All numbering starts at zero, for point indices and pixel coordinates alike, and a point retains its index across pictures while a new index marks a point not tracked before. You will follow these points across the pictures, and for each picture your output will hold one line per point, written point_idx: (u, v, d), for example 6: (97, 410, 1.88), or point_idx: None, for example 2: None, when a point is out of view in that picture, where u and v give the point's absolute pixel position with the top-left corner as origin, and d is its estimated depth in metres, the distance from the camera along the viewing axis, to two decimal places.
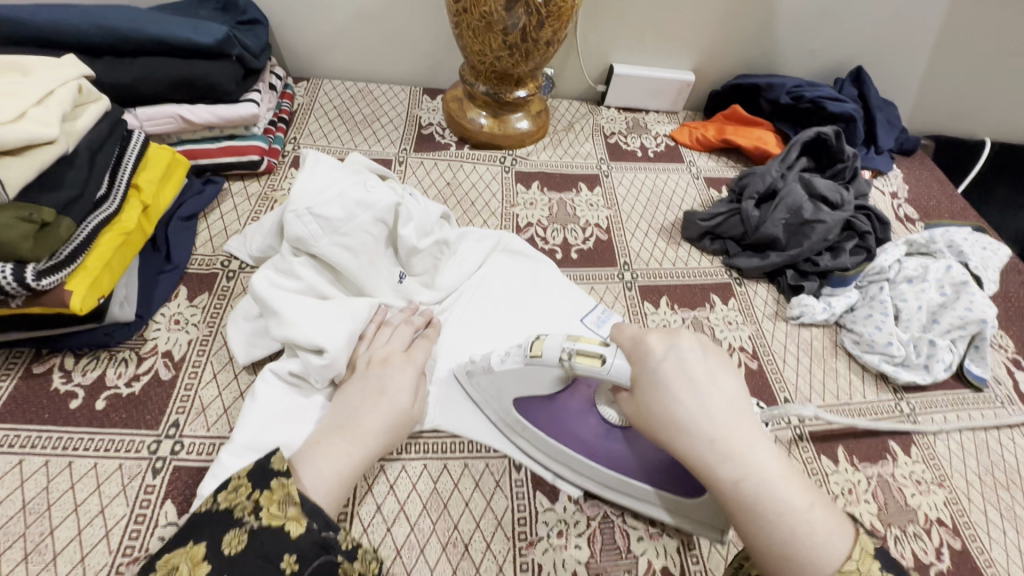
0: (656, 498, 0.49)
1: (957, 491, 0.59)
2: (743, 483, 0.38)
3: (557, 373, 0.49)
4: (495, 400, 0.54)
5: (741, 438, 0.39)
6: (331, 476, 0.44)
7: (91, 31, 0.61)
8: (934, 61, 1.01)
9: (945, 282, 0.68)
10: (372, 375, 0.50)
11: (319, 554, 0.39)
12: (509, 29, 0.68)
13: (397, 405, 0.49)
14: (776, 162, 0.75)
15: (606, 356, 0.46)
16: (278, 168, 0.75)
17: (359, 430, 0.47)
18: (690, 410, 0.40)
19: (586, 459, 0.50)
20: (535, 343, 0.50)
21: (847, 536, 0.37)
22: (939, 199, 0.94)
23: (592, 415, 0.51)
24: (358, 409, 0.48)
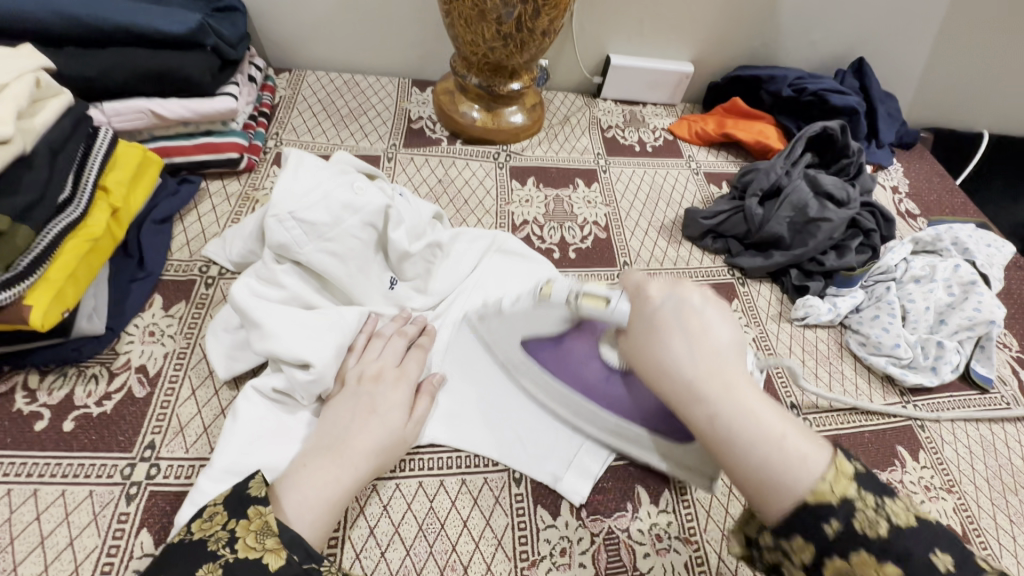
0: (645, 441, 0.51)
1: (966, 498, 0.57)
2: (717, 420, 0.37)
3: (564, 314, 0.51)
4: (502, 342, 0.55)
5: (722, 378, 0.38)
6: (316, 499, 0.41)
7: (50, 20, 0.57)
8: (936, 53, 0.99)
9: (953, 282, 0.66)
10: (364, 391, 0.47)
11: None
12: (503, 18, 0.64)
13: (389, 423, 0.46)
14: (780, 158, 0.73)
15: (610, 298, 0.48)
16: (259, 166, 0.71)
17: (348, 450, 0.44)
18: (676, 351, 0.40)
19: (586, 399, 0.52)
20: (545, 284, 0.53)
21: (824, 458, 0.34)
22: (940, 193, 0.92)
23: (595, 358, 0.52)
24: (348, 427, 0.45)
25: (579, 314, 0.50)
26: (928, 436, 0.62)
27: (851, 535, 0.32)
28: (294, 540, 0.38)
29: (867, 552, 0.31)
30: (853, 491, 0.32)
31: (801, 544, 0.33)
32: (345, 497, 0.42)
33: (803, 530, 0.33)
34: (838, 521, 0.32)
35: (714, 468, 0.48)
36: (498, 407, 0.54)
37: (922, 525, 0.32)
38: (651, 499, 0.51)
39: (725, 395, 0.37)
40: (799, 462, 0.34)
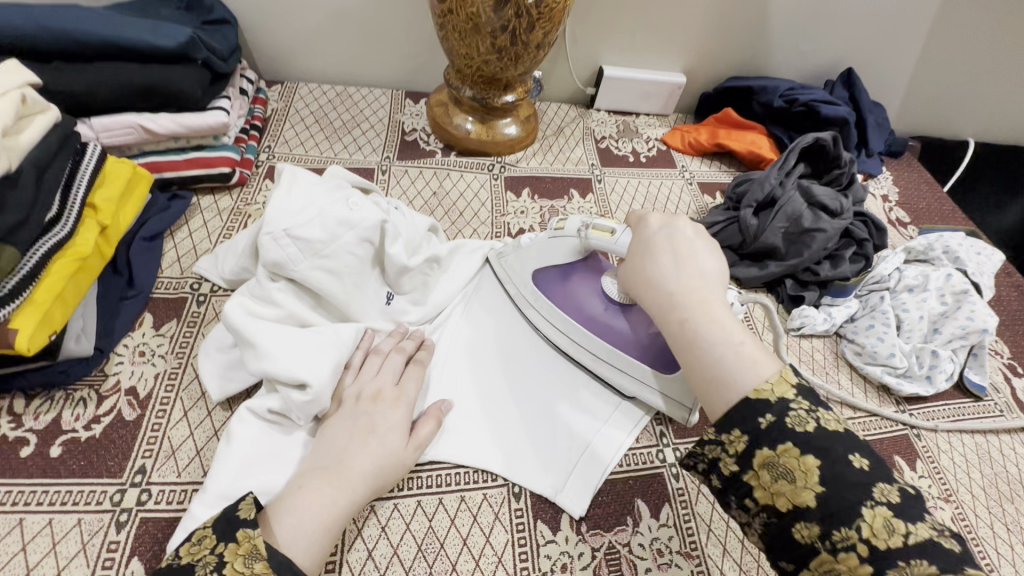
0: (628, 371, 0.55)
1: (964, 507, 0.58)
2: (688, 324, 0.43)
3: (575, 245, 0.57)
4: (517, 274, 0.62)
5: (699, 292, 0.44)
6: (312, 523, 0.40)
7: (37, 34, 0.55)
8: (922, 63, 1.00)
9: (945, 291, 0.66)
10: (362, 412, 0.46)
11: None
12: (497, 31, 0.64)
13: (389, 444, 0.45)
14: (774, 169, 0.73)
15: (616, 231, 0.54)
16: (251, 179, 0.70)
17: (346, 471, 0.43)
18: (661, 267, 0.46)
19: (584, 327, 0.57)
20: (560, 222, 0.59)
21: (772, 367, 0.39)
22: (929, 200, 0.94)
23: (598, 292, 0.58)
24: (345, 447, 0.44)
25: (588, 245, 0.56)
26: (925, 445, 0.62)
27: (783, 430, 0.37)
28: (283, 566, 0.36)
29: (791, 441, 0.36)
30: (791, 394, 0.38)
31: (737, 435, 0.38)
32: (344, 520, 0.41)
33: (741, 420, 0.38)
34: (772, 416, 0.37)
35: (693, 400, 0.53)
36: (507, 342, 0.60)
37: (847, 432, 0.37)
38: (652, 513, 0.51)
39: (698, 305, 0.43)
40: (749, 368, 0.39)
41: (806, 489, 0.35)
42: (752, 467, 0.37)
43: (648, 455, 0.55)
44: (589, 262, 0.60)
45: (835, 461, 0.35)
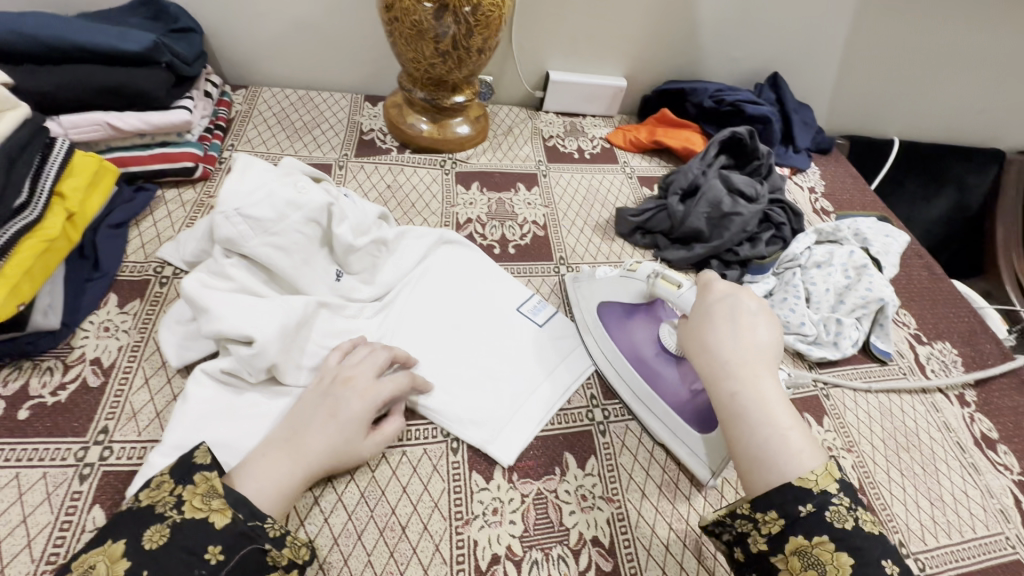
0: (662, 417, 0.58)
1: (864, 456, 0.64)
2: (738, 396, 0.47)
3: (642, 289, 0.64)
4: (586, 302, 0.67)
5: (751, 366, 0.48)
6: (272, 493, 0.44)
7: (8, 38, 0.60)
8: (844, 67, 1.10)
9: (849, 266, 0.74)
10: (331, 394, 0.49)
11: (245, 543, 0.40)
12: (440, 37, 0.71)
13: (346, 431, 0.48)
14: (697, 160, 0.81)
15: (683, 285, 0.59)
16: (214, 174, 0.75)
17: (303, 449, 0.46)
18: (719, 333, 0.51)
19: (633, 365, 0.61)
20: (634, 264, 0.66)
21: (817, 458, 0.43)
22: (852, 192, 1.02)
23: (654, 339, 0.62)
24: (305, 422, 0.48)
25: (654, 292, 0.62)
26: (832, 403, 0.68)
27: (819, 520, 0.40)
28: (239, 501, 0.42)
29: (824, 530, 0.40)
30: (834, 489, 0.41)
31: (773, 517, 0.42)
32: (304, 483, 0.46)
33: (782, 504, 0.41)
34: (812, 506, 0.41)
35: (719, 464, 0.53)
36: (488, 332, 0.64)
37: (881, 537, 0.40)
38: (578, 464, 0.56)
39: (750, 377, 0.48)
40: (793, 453, 0.43)
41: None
42: (784, 551, 0.41)
43: (579, 414, 0.60)
44: (653, 308, 0.64)
45: (866, 562, 0.39)
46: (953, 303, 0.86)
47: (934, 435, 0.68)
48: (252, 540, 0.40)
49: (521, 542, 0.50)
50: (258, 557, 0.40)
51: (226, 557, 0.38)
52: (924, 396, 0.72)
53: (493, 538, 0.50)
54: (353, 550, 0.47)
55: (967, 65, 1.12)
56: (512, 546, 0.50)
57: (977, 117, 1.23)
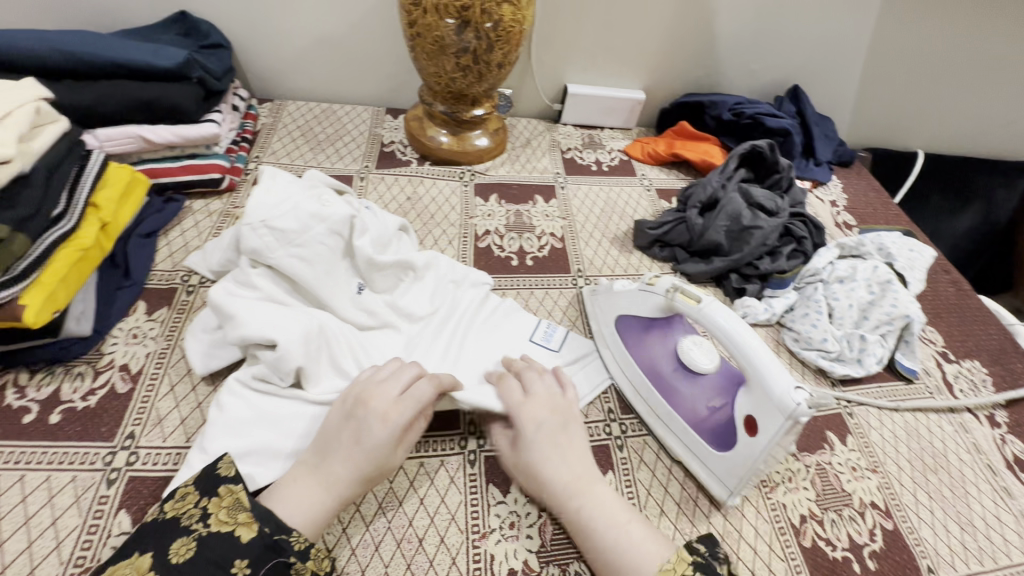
0: (681, 434, 0.57)
1: (890, 477, 0.62)
2: (582, 510, 0.46)
3: (660, 303, 0.57)
4: (604, 316, 0.65)
5: (584, 476, 0.48)
6: (315, 521, 0.44)
7: (51, 56, 0.63)
8: (866, 79, 1.09)
9: (872, 281, 0.73)
10: (354, 419, 0.47)
11: (271, 556, 0.41)
12: (461, 52, 0.72)
13: (373, 452, 0.46)
14: (716, 174, 0.81)
15: (703, 300, 0.52)
16: (240, 185, 0.77)
17: (334, 476, 0.45)
18: (534, 443, 0.50)
19: (651, 382, 0.60)
20: (653, 276, 0.59)
21: (663, 547, 0.44)
22: (875, 205, 1.00)
23: (672, 353, 0.60)
24: (333, 443, 0.47)
25: (672, 307, 0.55)
26: (856, 422, 0.67)
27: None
28: (272, 521, 0.42)
29: None
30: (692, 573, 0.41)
31: None
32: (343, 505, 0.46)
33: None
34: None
35: (732, 485, 0.52)
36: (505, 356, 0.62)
37: None
38: None
39: (582, 484, 0.48)
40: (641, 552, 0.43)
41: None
42: None
43: (597, 428, 0.60)
44: (671, 321, 0.61)
45: None
46: (982, 320, 0.84)
47: (963, 456, 0.66)
48: (276, 555, 0.41)
49: (538, 557, 0.49)
50: (283, 569, 0.41)
51: (253, 569, 0.39)
52: (952, 416, 0.70)
53: (510, 552, 0.50)
54: (371, 562, 0.47)
55: (994, 77, 1.10)
56: (529, 561, 0.49)
57: (1003, 129, 1.21)
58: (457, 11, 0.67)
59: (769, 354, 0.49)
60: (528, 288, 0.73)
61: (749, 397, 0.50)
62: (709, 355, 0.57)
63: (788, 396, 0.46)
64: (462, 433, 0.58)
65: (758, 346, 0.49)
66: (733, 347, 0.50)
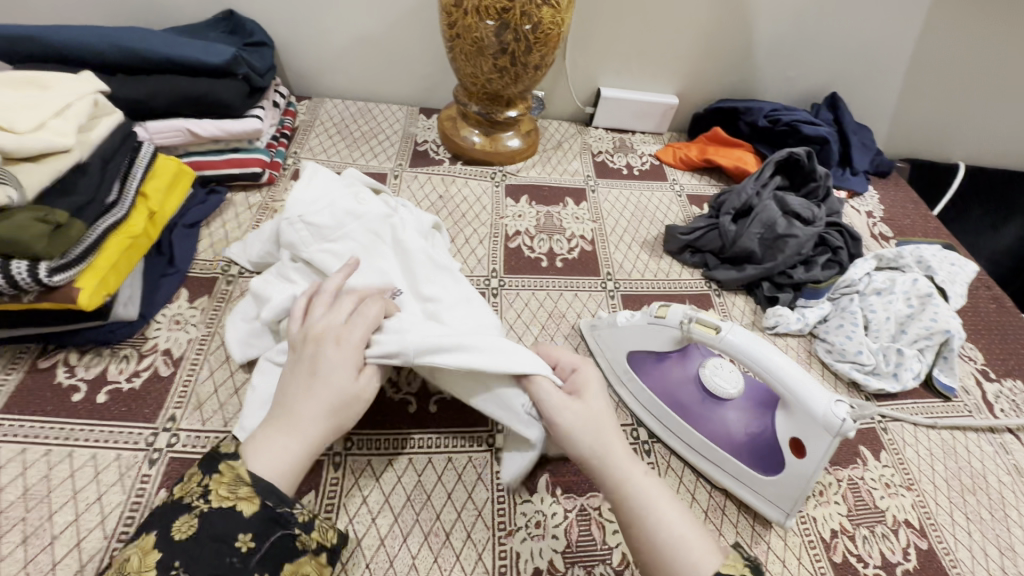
0: (726, 464, 0.55)
1: (925, 495, 0.60)
2: (650, 477, 0.46)
3: (676, 336, 0.55)
4: (613, 350, 0.63)
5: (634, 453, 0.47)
6: (293, 465, 0.42)
7: (109, 51, 0.66)
8: (906, 88, 1.06)
9: (911, 295, 0.71)
10: (307, 356, 0.46)
11: (274, 529, 0.40)
12: (498, 54, 0.73)
13: (328, 376, 0.45)
14: (751, 180, 0.80)
15: (722, 327, 0.51)
16: (278, 180, 0.79)
17: (297, 416, 0.44)
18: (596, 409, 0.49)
19: (682, 417, 0.58)
20: (660, 307, 0.57)
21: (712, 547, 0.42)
22: (914, 217, 0.98)
23: (695, 380, 0.58)
24: (294, 384, 0.46)
25: (689, 339, 0.54)
26: (890, 438, 0.65)
27: None
28: (270, 490, 0.41)
29: None
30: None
31: None
32: (316, 447, 0.44)
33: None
34: None
35: (790, 504, 0.52)
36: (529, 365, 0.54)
37: None
38: None
39: (625, 460, 0.46)
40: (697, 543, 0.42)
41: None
42: None
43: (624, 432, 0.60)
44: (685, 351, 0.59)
45: None
46: None
47: (1003, 478, 0.63)
48: (281, 526, 0.40)
49: (564, 557, 0.50)
50: (288, 542, 0.40)
51: (256, 543, 0.39)
52: (992, 436, 0.68)
53: (535, 551, 0.50)
54: (399, 552, 0.48)
55: None
56: (554, 561, 0.49)
57: None
58: (497, 12, 0.68)
59: (799, 372, 0.48)
60: (557, 290, 0.73)
61: (790, 420, 0.50)
62: (733, 381, 0.56)
63: (832, 413, 0.46)
64: (489, 431, 0.58)
65: (788, 366, 0.48)
66: (762, 369, 0.49)
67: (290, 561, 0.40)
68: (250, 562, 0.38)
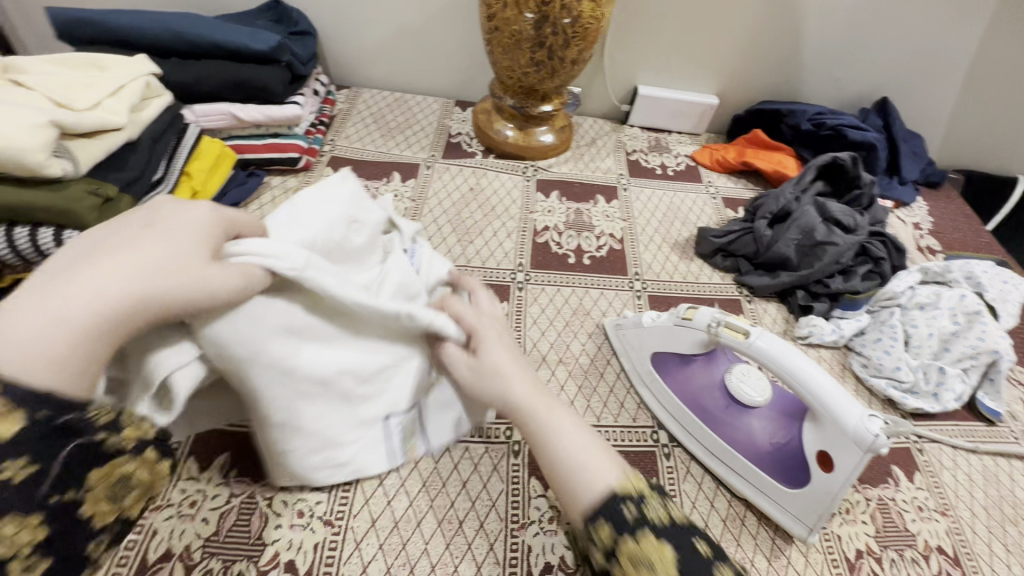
0: (747, 474, 0.54)
1: (961, 522, 0.57)
2: (555, 415, 0.42)
3: (701, 339, 0.54)
4: (639, 350, 0.62)
5: (533, 387, 0.44)
6: (59, 350, 0.28)
7: (163, 35, 0.69)
8: (964, 94, 1.00)
9: (957, 311, 0.67)
10: (142, 215, 0.35)
11: (65, 439, 0.28)
12: (535, 47, 0.72)
13: (160, 239, 0.33)
14: (790, 184, 0.77)
15: (752, 333, 0.50)
16: (315, 166, 0.80)
17: (90, 268, 0.31)
18: (495, 347, 0.45)
19: (703, 424, 0.56)
20: (688, 308, 0.56)
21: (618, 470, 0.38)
22: (965, 231, 0.93)
23: (720, 387, 0.57)
24: (106, 240, 0.33)
25: (716, 342, 0.53)
26: (926, 459, 0.62)
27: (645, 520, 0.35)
28: (32, 398, 0.27)
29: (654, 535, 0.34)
30: (648, 488, 0.37)
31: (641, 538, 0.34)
32: (105, 328, 0.30)
33: (607, 513, 0.35)
34: (634, 506, 0.35)
35: (814, 521, 0.50)
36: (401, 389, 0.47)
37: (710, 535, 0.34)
38: None
39: (530, 395, 0.43)
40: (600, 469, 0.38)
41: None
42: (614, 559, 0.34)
43: (644, 433, 0.59)
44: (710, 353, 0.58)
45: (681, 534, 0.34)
46: None
47: None
48: (80, 436, 0.28)
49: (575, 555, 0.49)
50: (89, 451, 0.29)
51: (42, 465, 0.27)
52: None
53: (547, 546, 0.49)
54: (411, 537, 0.48)
55: None
56: (566, 557, 0.49)
57: None
58: (536, 5, 0.67)
59: (831, 383, 0.47)
60: (583, 287, 0.72)
61: (819, 433, 0.48)
62: (761, 389, 0.55)
63: (863, 428, 0.44)
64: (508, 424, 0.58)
65: (819, 377, 0.47)
66: (793, 378, 0.47)
67: (102, 466, 0.30)
68: (37, 491, 0.27)
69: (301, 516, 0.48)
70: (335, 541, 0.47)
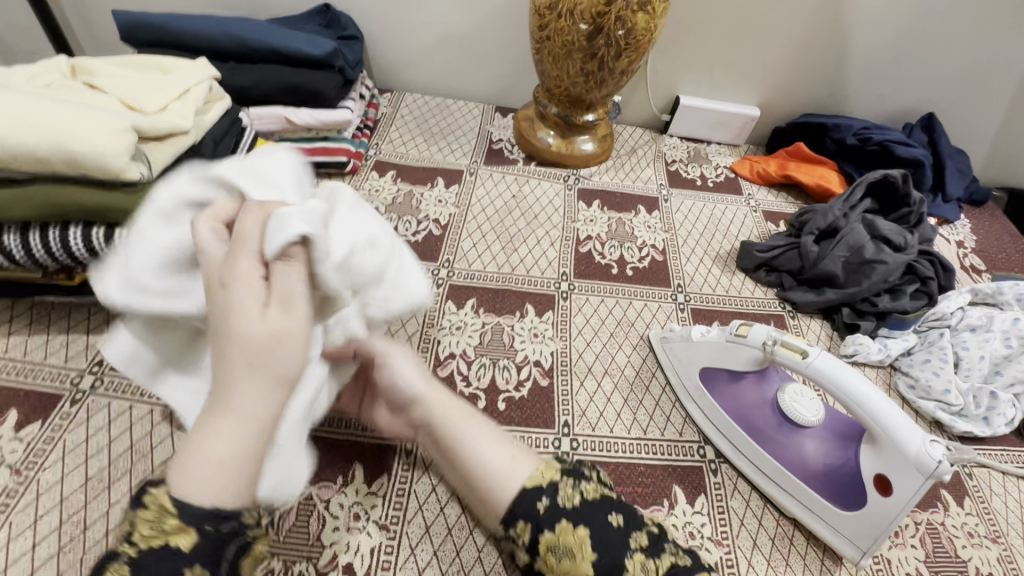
0: (799, 493, 0.53)
1: (1013, 550, 0.56)
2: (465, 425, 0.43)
3: (756, 356, 0.54)
4: (688, 365, 0.61)
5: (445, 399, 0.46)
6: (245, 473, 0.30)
7: (223, 40, 0.70)
8: (1012, 112, 0.99)
9: (1010, 334, 0.67)
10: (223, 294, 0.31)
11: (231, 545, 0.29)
12: (587, 57, 0.73)
13: (288, 350, 0.31)
14: (839, 201, 0.76)
15: (810, 352, 0.49)
16: (361, 170, 0.81)
17: (240, 396, 0.30)
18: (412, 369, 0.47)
19: (754, 442, 0.56)
20: (740, 325, 0.56)
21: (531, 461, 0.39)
22: (1010, 250, 0.91)
23: (771, 404, 0.56)
24: (230, 355, 0.30)
25: (771, 360, 0.52)
26: (976, 485, 0.61)
27: (558, 509, 0.36)
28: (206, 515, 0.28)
29: (567, 520, 0.35)
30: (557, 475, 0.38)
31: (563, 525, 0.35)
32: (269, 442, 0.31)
33: (523, 512, 0.36)
34: (547, 498, 0.36)
35: (869, 544, 0.49)
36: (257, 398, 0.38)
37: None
38: (688, 500, 0.55)
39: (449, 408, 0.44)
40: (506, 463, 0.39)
41: (584, 561, 0.34)
42: (538, 553, 0.36)
43: (690, 449, 0.59)
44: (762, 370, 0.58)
45: (601, 524, 0.35)
46: None
47: None
48: (239, 536, 0.29)
49: None
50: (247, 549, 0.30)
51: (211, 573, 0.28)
52: None
53: None
54: (465, 544, 0.49)
55: None
56: None
57: None
58: (592, 16, 0.68)
59: (891, 407, 0.46)
60: (626, 298, 0.72)
61: (877, 456, 0.48)
62: (814, 408, 0.54)
63: (926, 453, 0.44)
64: (556, 434, 0.57)
65: (880, 401, 0.46)
66: (851, 401, 0.47)
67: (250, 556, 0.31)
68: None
69: (357, 519, 0.49)
70: (391, 545, 0.48)
